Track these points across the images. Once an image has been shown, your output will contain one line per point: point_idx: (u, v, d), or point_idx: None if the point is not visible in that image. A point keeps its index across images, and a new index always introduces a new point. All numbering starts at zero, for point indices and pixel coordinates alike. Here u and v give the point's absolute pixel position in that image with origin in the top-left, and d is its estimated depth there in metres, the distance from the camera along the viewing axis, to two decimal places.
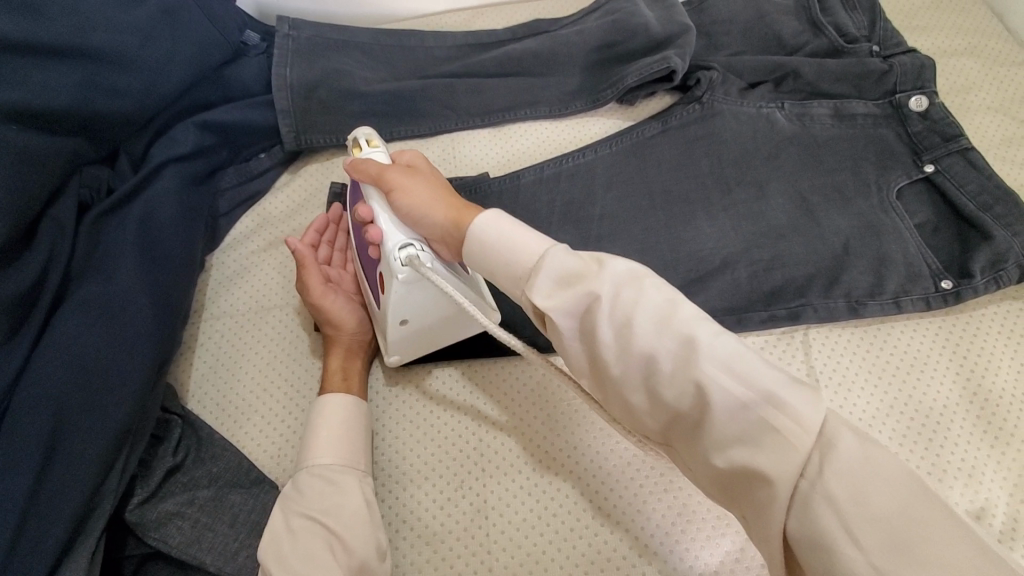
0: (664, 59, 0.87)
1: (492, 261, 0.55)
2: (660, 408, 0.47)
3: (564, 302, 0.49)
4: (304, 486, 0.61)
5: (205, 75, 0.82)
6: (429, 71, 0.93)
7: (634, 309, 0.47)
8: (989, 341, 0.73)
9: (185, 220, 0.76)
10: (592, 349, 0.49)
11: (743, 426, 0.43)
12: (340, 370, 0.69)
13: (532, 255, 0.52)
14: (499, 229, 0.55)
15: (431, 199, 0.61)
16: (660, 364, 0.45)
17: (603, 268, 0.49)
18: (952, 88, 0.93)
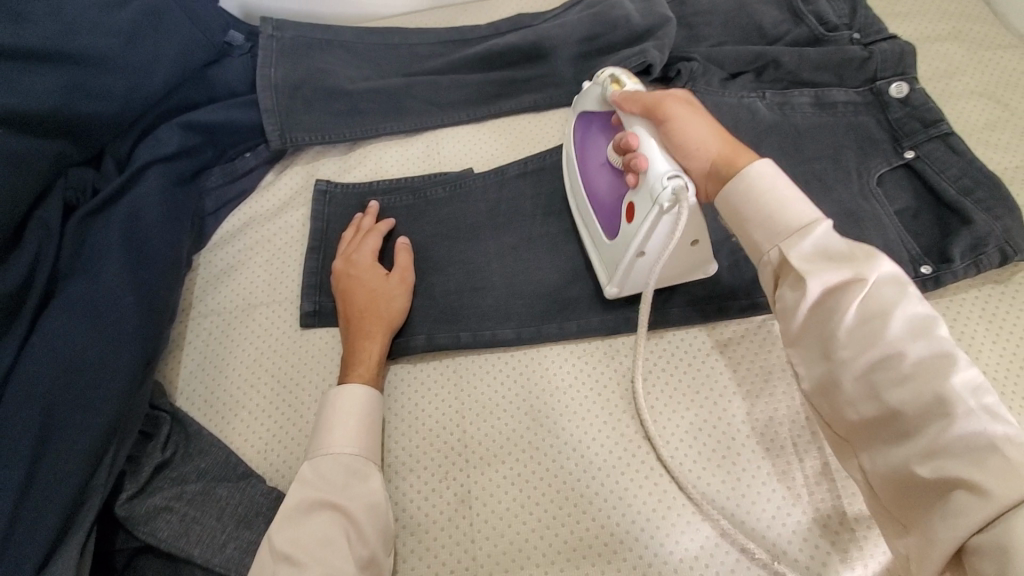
0: (642, 53, 0.88)
1: (747, 217, 0.56)
2: (879, 408, 0.47)
3: (826, 275, 0.50)
4: (329, 472, 0.61)
5: (190, 76, 0.83)
6: (413, 68, 0.93)
7: (896, 305, 0.47)
8: (971, 325, 0.73)
9: (171, 220, 0.77)
10: (825, 330, 0.50)
11: (965, 447, 0.42)
12: (376, 357, 0.70)
13: (800, 222, 0.53)
14: (775, 189, 0.55)
15: (708, 133, 0.61)
16: (902, 358, 0.46)
17: (875, 263, 0.49)
18: (935, 74, 0.93)
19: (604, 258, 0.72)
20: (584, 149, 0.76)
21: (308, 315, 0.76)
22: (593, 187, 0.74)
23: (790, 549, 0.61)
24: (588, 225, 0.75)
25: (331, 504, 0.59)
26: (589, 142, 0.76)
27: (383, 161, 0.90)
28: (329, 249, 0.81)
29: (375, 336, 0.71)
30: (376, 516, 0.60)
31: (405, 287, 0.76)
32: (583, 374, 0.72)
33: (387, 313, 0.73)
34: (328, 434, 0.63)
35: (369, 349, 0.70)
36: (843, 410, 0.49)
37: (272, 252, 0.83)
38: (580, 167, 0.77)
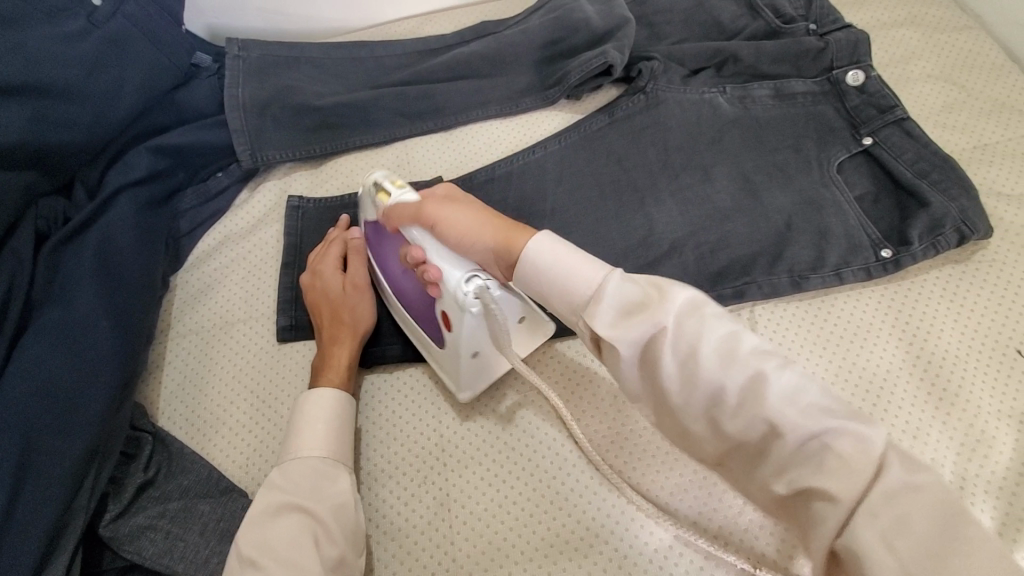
0: (602, 54, 0.89)
1: (547, 289, 0.56)
2: (724, 436, 0.48)
3: (629, 331, 0.49)
4: (297, 475, 0.61)
5: (156, 101, 0.84)
6: (380, 80, 0.95)
7: (702, 339, 0.48)
8: (931, 305, 0.74)
9: (144, 244, 0.78)
10: (655, 382, 0.50)
11: (806, 454, 0.44)
12: (345, 361, 0.71)
13: (589, 284, 0.53)
14: (555, 256, 0.55)
15: (474, 213, 0.63)
16: (725, 393, 0.47)
17: (666, 293, 0.50)
18: (893, 59, 0.94)
19: (440, 360, 0.71)
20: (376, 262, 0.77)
21: (284, 330, 0.78)
22: (398, 295, 0.74)
23: (760, 534, 0.63)
24: (414, 331, 0.74)
25: (298, 507, 0.58)
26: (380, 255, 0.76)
27: (354, 174, 0.91)
28: (302, 264, 0.83)
29: (341, 343, 0.72)
30: (345, 518, 0.60)
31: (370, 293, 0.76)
32: (557, 374, 0.73)
33: (352, 321, 0.74)
34: (297, 440, 0.64)
35: (332, 357, 0.71)
36: (693, 436, 0.51)
37: (248, 270, 0.84)
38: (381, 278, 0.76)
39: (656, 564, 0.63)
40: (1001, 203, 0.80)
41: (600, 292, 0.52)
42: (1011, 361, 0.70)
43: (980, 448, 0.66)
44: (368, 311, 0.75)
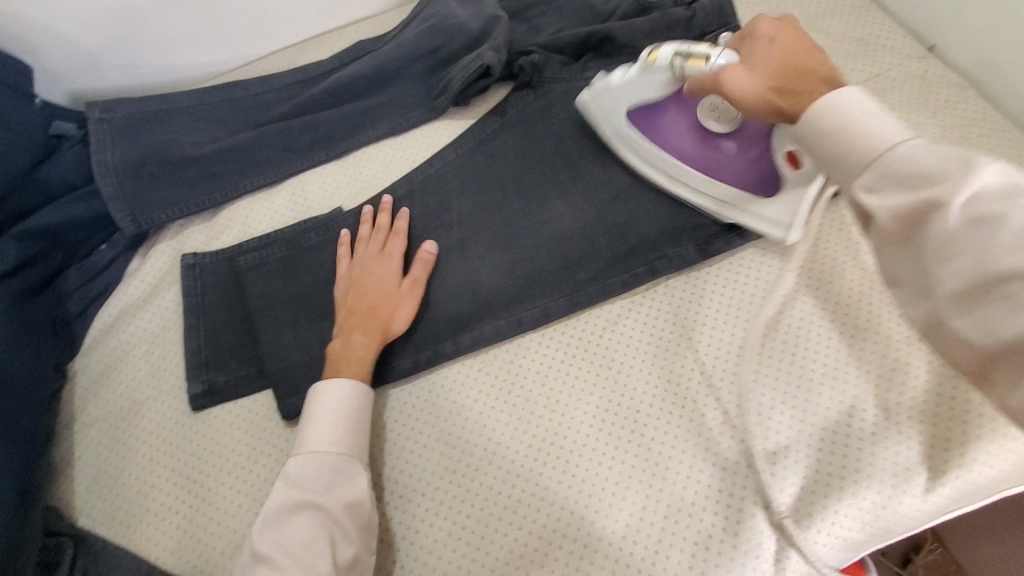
0: (478, 58, 0.87)
1: (824, 139, 0.52)
2: (992, 334, 0.42)
3: (896, 202, 0.46)
4: (315, 471, 0.61)
5: (17, 182, 0.78)
6: (262, 118, 0.90)
7: (1011, 212, 0.42)
8: (830, 245, 0.75)
9: (26, 337, 0.73)
10: (919, 257, 0.46)
11: None
12: (367, 354, 0.70)
13: (887, 137, 0.48)
14: (867, 106, 0.50)
15: (778, 45, 0.60)
16: (1016, 278, 0.41)
17: (972, 170, 0.44)
18: (760, 16, 0.96)
19: (768, 204, 0.74)
20: (658, 131, 0.79)
21: (196, 399, 0.74)
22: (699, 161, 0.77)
23: (707, 506, 0.63)
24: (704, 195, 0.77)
25: (312, 506, 0.59)
26: (661, 119, 0.78)
27: (249, 219, 0.87)
28: (208, 324, 0.78)
29: (374, 338, 0.71)
30: (360, 516, 0.61)
31: (416, 289, 0.75)
32: (486, 386, 0.72)
33: (388, 316, 0.72)
34: (320, 427, 0.64)
35: (368, 351, 0.70)
36: (951, 335, 0.45)
37: (150, 342, 0.79)
38: (668, 141, 0.78)
39: (613, 557, 0.62)
40: None
41: (889, 149, 0.48)
42: None
43: (897, 376, 0.66)
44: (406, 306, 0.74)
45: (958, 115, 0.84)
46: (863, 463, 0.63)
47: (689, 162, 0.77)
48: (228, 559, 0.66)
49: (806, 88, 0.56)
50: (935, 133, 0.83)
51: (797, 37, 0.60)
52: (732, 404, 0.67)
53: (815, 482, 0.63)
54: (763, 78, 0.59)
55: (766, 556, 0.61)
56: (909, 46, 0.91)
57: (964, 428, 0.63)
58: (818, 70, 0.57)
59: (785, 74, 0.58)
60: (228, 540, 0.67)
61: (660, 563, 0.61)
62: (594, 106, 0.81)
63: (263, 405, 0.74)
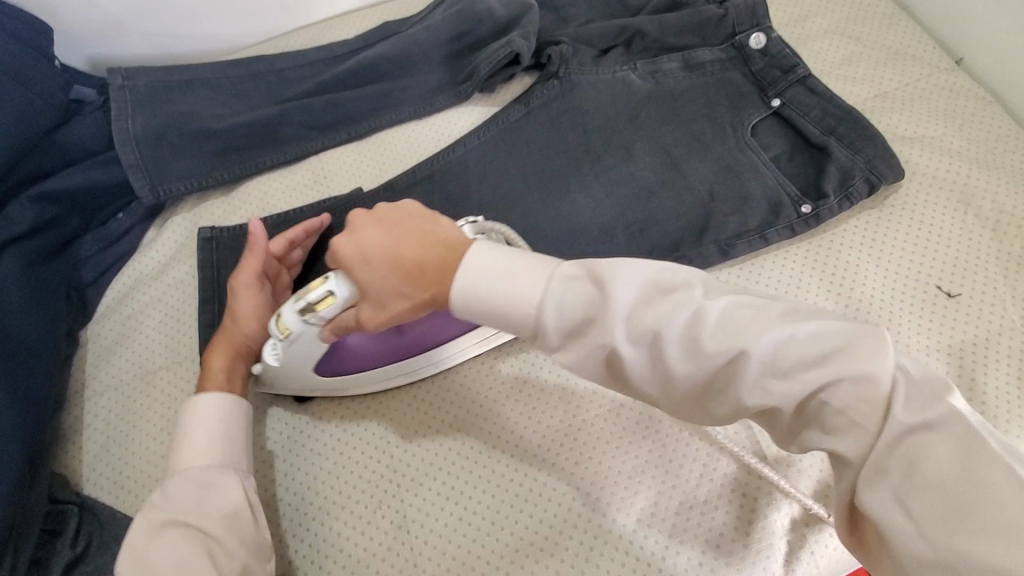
0: (507, 44, 0.87)
1: (494, 320, 0.46)
2: (723, 418, 0.45)
3: (586, 352, 0.44)
4: (175, 493, 0.57)
5: (35, 144, 0.77)
6: (284, 94, 0.90)
7: (661, 326, 0.42)
8: (854, 254, 0.77)
9: (39, 300, 0.73)
10: (631, 382, 0.46)
11: (809, 416, 0.42)
12: (222, 370, 0.67)
13: (529, 303, 0.44)
14: (484, 272, 0.45)
15: (380, 253, 0.51)
16: (712, 379, 0.42)
17: (606, 294, 0.43)
18: (791, 19, 0.96)
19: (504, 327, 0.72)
20: (361, 357, 0.69)
21: None
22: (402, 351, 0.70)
23: (719, 504, 0.63)
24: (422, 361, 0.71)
25: (180, 524, 0.56)
26: (351, 351, 0.68)
27: (269, 196, 0.86)
28: (223, 298, 0.78)
29: (234, 357, 0.69)
30: (239, 529, 0.58)
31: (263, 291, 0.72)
32: (503, 373, 0.72)
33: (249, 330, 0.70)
34: (179, 449, 0.61)
35: (228, 370, 0.67)
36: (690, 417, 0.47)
37: (163, 313, 0.78)
38: (349, 360, 0.69)
39: (624, 550, 0.62)
40: (907, 146, 0.83)
41: (541, 316, 0.44)
42: (934, 299, 0.73)
43: None
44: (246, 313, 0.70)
45: (983, 129, 0.84)
46: None
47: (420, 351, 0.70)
48: None
49: (433, 292, 0.49)
50: (960, 146, 0.82)
51: (387, 231, 0.53)
52: None
53: (829, 486, 0.63)
54: (392, 282, 0.51)
55: (777, 557, 0.61)
56: (937, 58, 0.90)
57: None
58: (432, 259, 0.50)
59: (406, 276, 0.50)
60: None
61: (671, 558, 0.61)
62: (269, 375, 0.69)
63: (277, 382, 0.74)
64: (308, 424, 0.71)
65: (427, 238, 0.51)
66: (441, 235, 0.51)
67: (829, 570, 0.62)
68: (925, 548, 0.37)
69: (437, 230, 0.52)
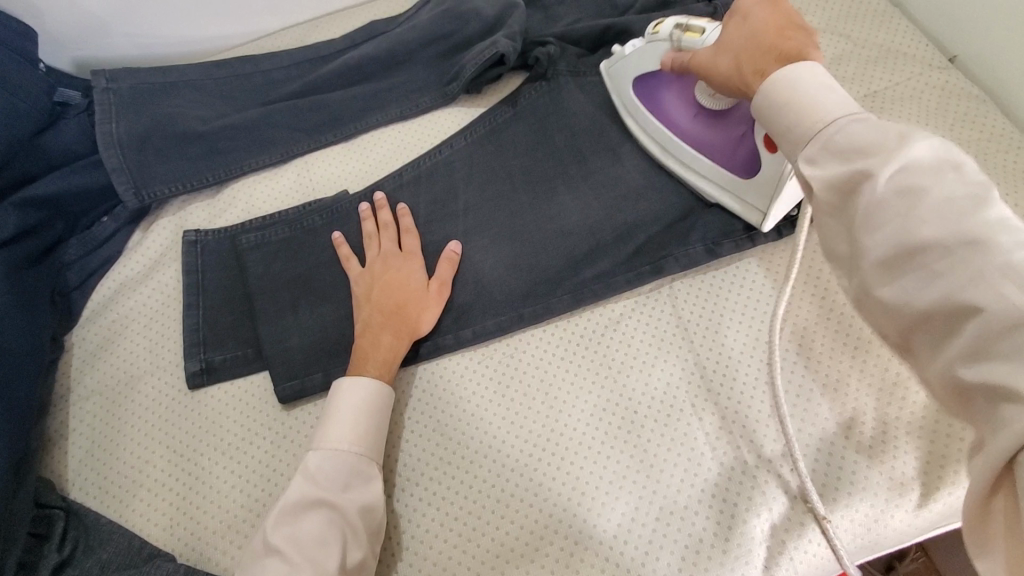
0: (493, 45, 0.86)
1: (777, 108, 0.50)
2: (897, 308, 0.42)
3: (835, 168, 0.44)
4: (333, 470, 0.61)
5: (20, 148, 0.77)
6: (270, 95, 0.89)
7: (932, 187, 0.40)
8: None
9: (25, 306, 0.73)
10: (848, 227, 0.44)
11: (1010, 344, 0.36)
12: (392, 354, 0.69)
13: (837, 106, 0.47)
14: (824, 71, 0.50)
15: (753, 21, 0.58)
16: (931, 248, 0.40)
17: (906, 144, 0.42)
18: None
19: (749, 188, 0.73)
20: (656, 107, 0.79)
21: (190, 377, 0.73)
22: (684, 135, 0.77)
23: (699, 509, 0.63)
24: (673, 158, 0.79)
25: (328, 503, 0.59)
26: (660, 97, 0.79)
27: (254, 198, 0.86)
28: (208, 303, 0.78)
29: (403, 340, 0.70)
30: (371, 521, 0.61)
31: (417, 255, 0.76)
32: (485, 377, 0.72)
33: (416, 316, 0.72)
34: (339, 425, 0.64)
35: (396, 355, 0.69)
36: (866, 302, 0.45)
37: (149, 317, 0.79)
38: (648, 102, 0.80)
39: (604, 555, 0.62)
40: None
41: (826, 126, 0.46)
42: None
43: (898, 391, 0.66)
44: (451, 276, 0.75)
45: (975, 128, 0.83)
46: (858, 474, 0.63)
47: (680, 141, 0.78)
48: (221, 539, 0.67)
49: (754, 72, 0.55)
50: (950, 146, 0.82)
51: (774, 10, 0.58)
52: (733, 411, 0.67)
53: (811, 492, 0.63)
54: (738, 44, 0.58)
55: (756, 563, 0.61)
56: (930, 56, 0.89)
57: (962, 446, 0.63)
58: (780, 45, 0.54)
59: (758, 51, 0.55)
60: (222, 519, 0.67)
61: (650, 564, 0.61)
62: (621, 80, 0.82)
63: (261, 386, 0.74)
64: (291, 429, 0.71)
65: (798, 41, 0.54)
66: (810, 48, 0.53)
67: None
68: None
69: (813, 46, 0.54)
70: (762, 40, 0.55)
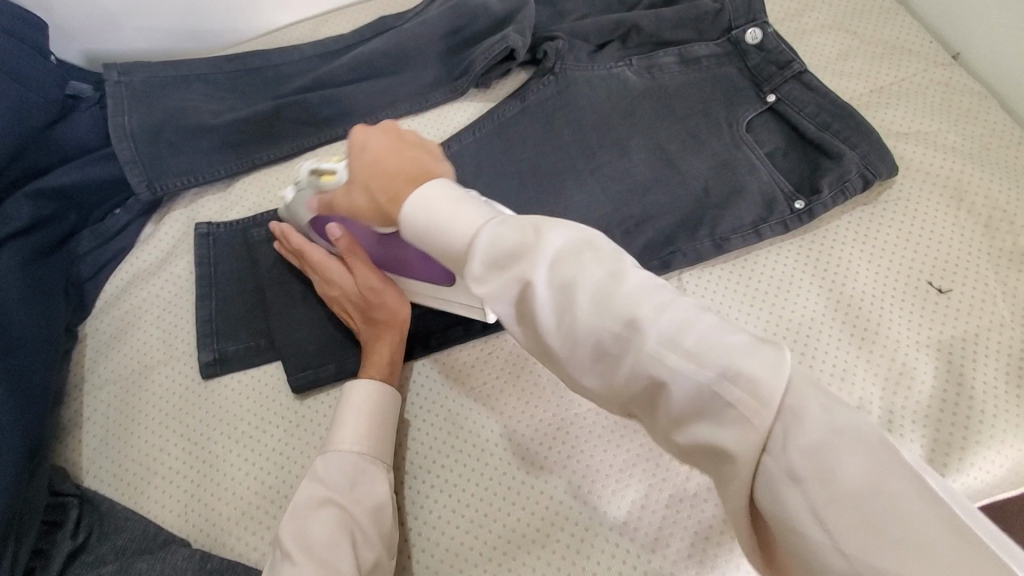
0: (503, 40, 0.86)
1: (428, 240, 0.46)
2: (615, 391, 0.40)
3: (502, 289, 0.41)
4: (340, 472, 0.61)
5: (33, 141, 0.77)
6: (280, 90, 0.90)
7: (576, 278, 0.39)
8: (846, 248, 0.77)
9: (38, 297, 0.73)
10: (537, 333, 0.42)
11: (699, 411, 0.36)
12: (388, 357, 0.69)
13: (468, 227, 0.43)
14: (433, 198, 0.46)
15: (368, 151, 0.55)
16: (602, 339, 0.39)
17: (540, 236, 0.41)
18: (787, 14, 0.95)
19: (456, 293, 0.68)
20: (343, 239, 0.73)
21: (205, 366, 0.74)
22: (384, 260, 0.71)
23: (708, 497, 0.64)
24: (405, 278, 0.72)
25: (337, 503, 0.59)
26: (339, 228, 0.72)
27: (266, 192, 0.87)
28: (219, 295, 0.78)
29: (399, 342, 0.71)
30: (380, 523, 0.61)
31: (328, 265, 0.71)
32: (496, 368, 0.72)
33: (390, 311, 0.71)
34: (345, 429, 0.64)
35: (392, 355, 0.70)
36: (587, 390, 0.43)
37: (160, 309, 0.79)
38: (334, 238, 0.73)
39: (613, 541, 0.63)
40: (902, 142, 0.83)
41: (473, 245, 0.42)
42: (925, 295, 0.73)
43: (904, 381, 0.69)
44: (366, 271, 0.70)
45: (980, 124, 0.84)
46: None
47: (393, 265, 0.71)
48: (235, 526, 0.67)
49: (391, 200, 0.51)
50: (955, 141, 0.82)
51: (388, 138, 0.55)
52: None
53: None
54: (366, 176, 0.54)
55: None
56: (935, 52, 0.90)
57: (966, 433, 0.67)
58: (404, 170, 0.51)
59: (385, 180, 0.52)
60: (237, 505, 0.68)
61: (660, 549, 0.62)
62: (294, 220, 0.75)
63: (274, 375, 0.74)
64: (305, 419, 0.72)
65: (416, 162, 0.52)
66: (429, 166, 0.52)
67: None
68: (838, 563, 0.31)
69: (431, 161, 0.53)
70: (388, 172, 0.52)
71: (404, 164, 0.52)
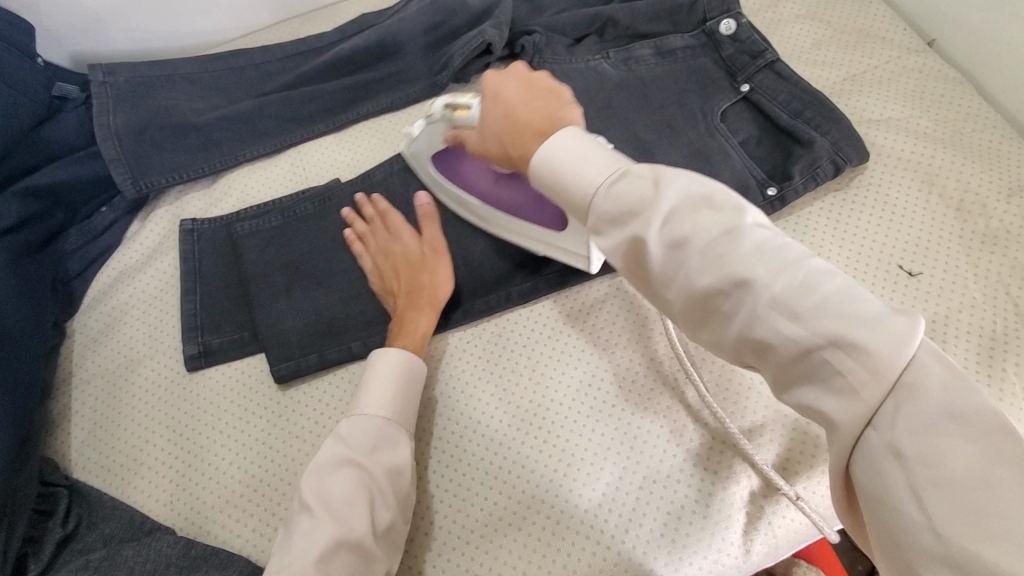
0: (480, 34, 0.88)
1: (548, 191, 0.49)
2: (722, 344, 0.43)
3: (614, 242, 0.45)
4: (363, 432, 0.62)
5: (20, 140, 0.79)
6: (264, 88, 0.91)
7: (693, 235, 0.41)
8: (819, 234, 0.78)
9: (27, 292, 0.75)
10: (648, 283, 0.45)
11: (810, 370, 0.39)
12: (426, 328, 0.71)
13: (591, 178, 0.46)
14: (567, 146, 0.48)
15: (501, 100, 0.56)
16: (715, 296, 0.41)
17: (660, 193, 0.43)
18: (762, 5, 0.97)
19: (565, 240, 0.70)
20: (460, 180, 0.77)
21: (188, 360, 0.75)
22: (500, 202, 0.74)
23: (681, 478, 0.65)
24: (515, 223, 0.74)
25: (356, 463, 0.60)
26: (462, 169, 0.76)
27: (249, 187, 0.88)
28: (205, 288, 0.80)
29: (433, 314, 0.73)
30: (397, 486, 0.61)
31: (401, 230, 0.78)
32: (474, 358, 0.74)
33: (432, 284, 0.74)
34: (370, 393, 0.65)
35: (428, 326, 0.72)
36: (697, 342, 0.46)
37: (146, 305, 0.81)
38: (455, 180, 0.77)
39: (586, 526, 0.64)
40: (874, 128, 0.84)
41: (593, 197, 0.46)
42: (896, 278, 0.74)
43: None
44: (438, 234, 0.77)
45: (953, 110, 0.84)
46: None
47: (506, 207, 0.74)
48: (220, 513, 0.69)
49: (518, 151, 0.53)
50: (927, 126, 0.84)
51: (524, 88, 0.57)
52: (713, 385, 0.69)
53: (788, 460, 0.65)
54: (497, 125, 0.56)
55: (736, 527, 0.63)
56: (908, 39, 0.91)
57: None
58: (534, 123, 0.52)
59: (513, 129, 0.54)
60: (222, 493, 0.70)
61: (632, 531, 0.63)
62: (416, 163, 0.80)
63: (256, 367, 0.76)
64: (284, 410, 0.73)
65: (544, 111, 0.53)
66: (558, 113, 0.53)
67: (786, 541, 0.64)
68: (933, 546, 0.33)
69: (561, 108, 0.53)
70: (521, 120, 0.54)
71: (535, 112, 0.53)
